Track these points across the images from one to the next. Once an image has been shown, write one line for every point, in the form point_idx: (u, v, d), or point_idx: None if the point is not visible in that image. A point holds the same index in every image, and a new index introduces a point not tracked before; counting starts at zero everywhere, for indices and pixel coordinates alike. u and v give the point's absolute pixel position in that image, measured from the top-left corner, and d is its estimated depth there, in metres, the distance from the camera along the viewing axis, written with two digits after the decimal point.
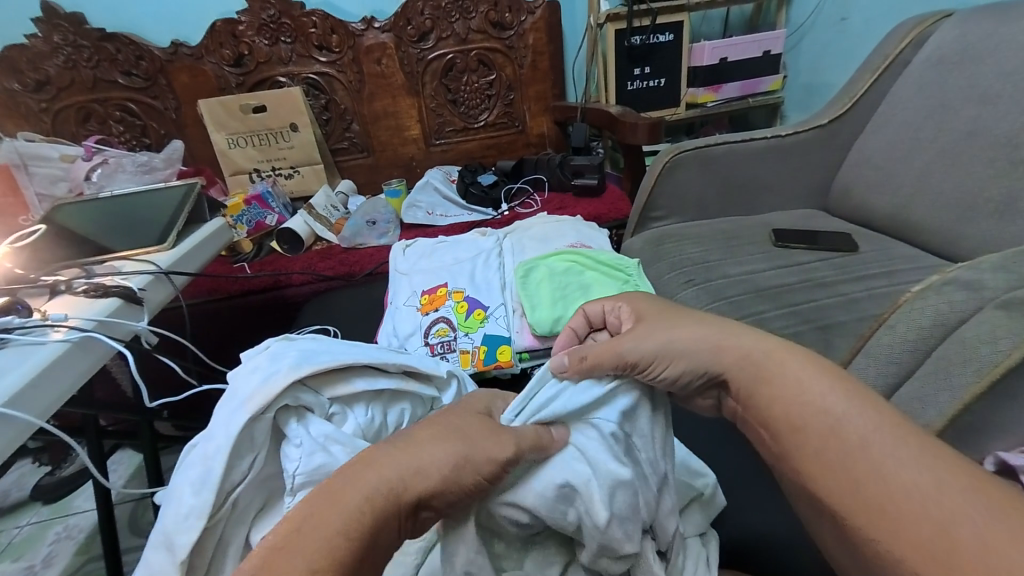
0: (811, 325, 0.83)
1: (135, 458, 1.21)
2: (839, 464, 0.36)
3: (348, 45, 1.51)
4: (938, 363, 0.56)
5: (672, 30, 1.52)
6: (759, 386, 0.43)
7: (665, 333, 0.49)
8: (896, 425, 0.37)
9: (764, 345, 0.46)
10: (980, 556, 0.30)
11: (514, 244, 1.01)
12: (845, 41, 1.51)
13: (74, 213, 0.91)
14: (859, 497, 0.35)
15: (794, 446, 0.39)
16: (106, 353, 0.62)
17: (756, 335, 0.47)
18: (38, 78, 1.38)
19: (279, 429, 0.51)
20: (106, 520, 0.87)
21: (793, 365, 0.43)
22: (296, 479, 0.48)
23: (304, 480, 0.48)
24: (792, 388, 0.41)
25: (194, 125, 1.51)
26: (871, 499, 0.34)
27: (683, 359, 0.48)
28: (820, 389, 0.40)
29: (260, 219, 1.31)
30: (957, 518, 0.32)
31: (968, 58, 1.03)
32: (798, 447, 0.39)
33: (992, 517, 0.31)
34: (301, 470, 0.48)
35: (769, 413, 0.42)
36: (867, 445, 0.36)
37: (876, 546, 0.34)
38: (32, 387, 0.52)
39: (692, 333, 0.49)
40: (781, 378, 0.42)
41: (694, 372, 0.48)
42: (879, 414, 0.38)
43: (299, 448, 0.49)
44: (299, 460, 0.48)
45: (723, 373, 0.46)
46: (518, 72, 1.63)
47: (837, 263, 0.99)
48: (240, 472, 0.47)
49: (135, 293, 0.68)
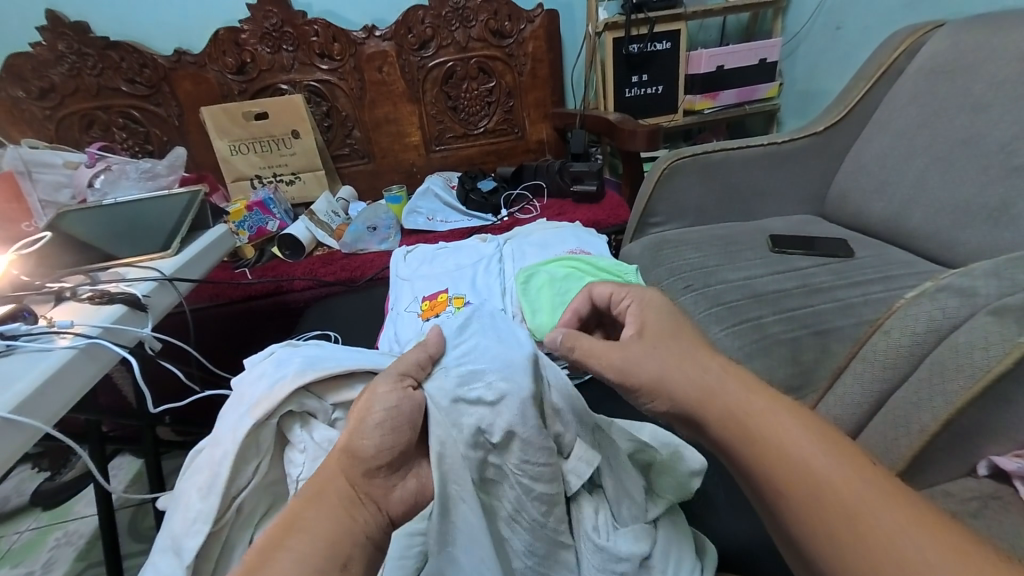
0: (808, 330, 0.83)
1: (136, 463, 1.22)
2: (816, 502, 0.36)
3: (349, 53, 1.52)
4: (932, 369, 0.57)
5: (670, 38, 1.54)
6: (738, 430, 0.41)
7: (656, 361, 0.46)
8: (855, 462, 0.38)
9: (741, 391, 0.43)
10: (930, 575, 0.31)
11: (515, 250, 1.02)
12: (840, 49, 1.53)
13: (79, 220, 0.92)
14: (834, 532, 0.35)
15: (772, 489, 0.38)
16: (112, 360, 0.63)
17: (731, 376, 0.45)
18: (43, 85, 1.40)
19: (283, 434, 0.52)
20: (108, 525, 0.87)
21: (769, 410, 0.41)
22: (302, 483, 0.50)
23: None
24: (770, 432, 0.40)
25: (196, 132, 1.52)
26: (846, 533, 0.34)
27: (667, 396, 0.44)
28: (797, 431, 0.40)
29: (261, 224, 1.32)
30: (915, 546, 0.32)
31: (960, 67, 1.05)
32: (770, 480, 0.38)
33: (942, 554, 0.32)
34: (307, 475, 0.50)
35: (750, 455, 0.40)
36: (839, 484, 0.36)
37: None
38: (39, 394, 0.52)
39: (680, 368, 0.45)
40: (760, 422, 0.40)
41: (675, 411, 0.44)
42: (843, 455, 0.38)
43: (304, 453, 0.51)
44: (304, 465, 0.50)
45: (702, 414, 0.43)
46: (518, 79, 1.65)
47: (834, 269, 1.00)
48: (245, 477, 0.48)
49: (140, 300, 0.69)
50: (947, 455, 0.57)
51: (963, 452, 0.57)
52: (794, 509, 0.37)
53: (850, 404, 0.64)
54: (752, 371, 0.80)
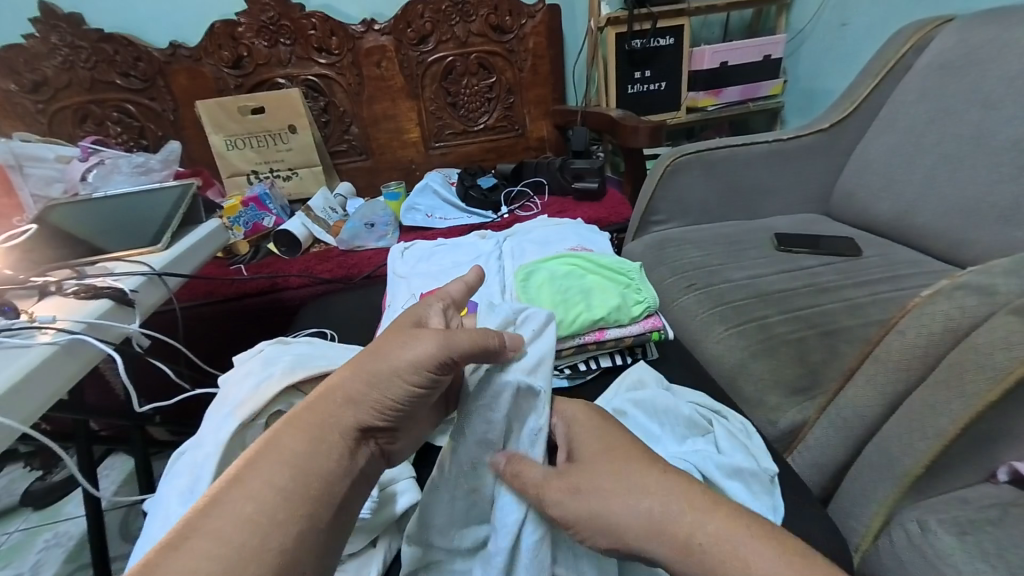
0: (815, 329, 0.81)
1: (128, 464, 1.19)
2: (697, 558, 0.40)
3: (348, 48, 1.50)
4: (950, 370, 0.54)
5: (672, 34, 1.51)
6: (679, 533, 0.42)
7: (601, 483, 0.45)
8: (734, 521, 0.42)
9: (668, 487, 0.44)
10: None
11: (514, 247, 0.99)
12: (844, 46, 1.51)
13: (67, 214, 0.90)
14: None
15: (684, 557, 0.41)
16: (96, 357, 0.60)
17: (658, 474, 0.45)
18: (35, 78, 1.37)
19: None
20: (95, 528, 0.85)
21: (703, 516, 0.42)
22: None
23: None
24: (705, 539, 0.41)
25: (192, 128, 1.50)
26: (726, 569, 0.39)
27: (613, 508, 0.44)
28: (709, 516, 0.42)
29: (257, 221, 1.30)
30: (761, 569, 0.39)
31: (971, 62, 1.03)
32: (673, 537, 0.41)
33: (780, 570, 0.39)
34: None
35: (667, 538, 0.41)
36: (706, 545, 0.41)
37: None
38: (17, 391, 0.50)
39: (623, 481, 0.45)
40: (691, 527, 0.42)
41: None
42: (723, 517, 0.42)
43: None
44: None
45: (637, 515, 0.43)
46: (518, 76, 1.63)
47: (841, 268, 0.98)
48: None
49: (127, 295, 0.67)
50: (964, 460, 0.55)
51: (973, 458, 0.56)
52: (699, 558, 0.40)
53: (863, 408, 0.62)
54: (761, 371, 0.77)
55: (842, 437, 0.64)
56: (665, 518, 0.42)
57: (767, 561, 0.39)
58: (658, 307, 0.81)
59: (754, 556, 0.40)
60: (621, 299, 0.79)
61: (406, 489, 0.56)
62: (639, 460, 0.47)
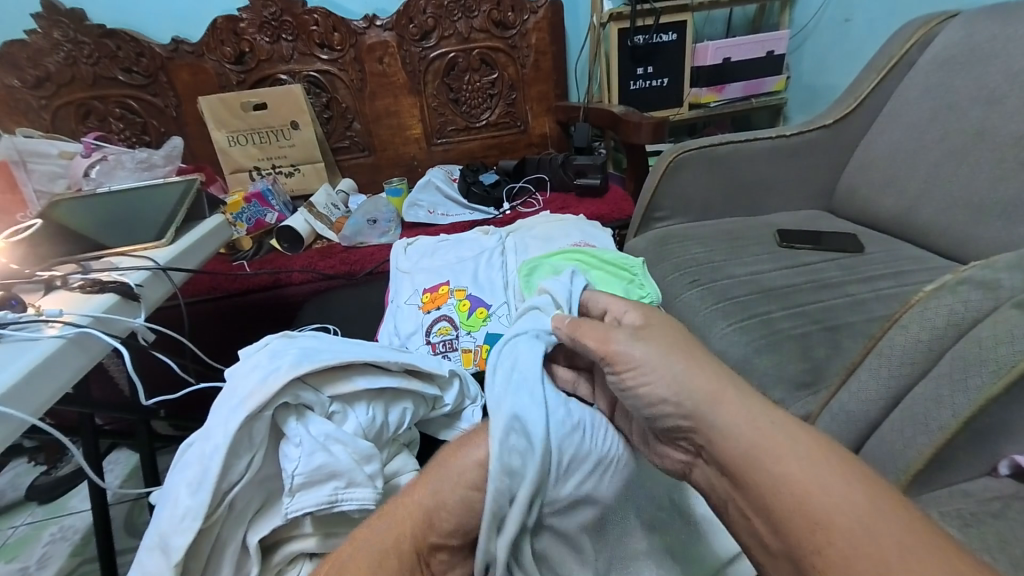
0: (818, 325, 0.81)
1: (132, 458, 1.20)
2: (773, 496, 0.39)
3: (350, 44, 1.50)
4: (952, 365, 0.55)
5: (675, 30, 1.51)
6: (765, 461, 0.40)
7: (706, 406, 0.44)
8: (824, 459, 0.40)
9: (755, 421, 0.42)
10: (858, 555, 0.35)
11: (517, 242, 1.00)
12: (848, 42, 1.50)
13: (71, 209, 0.90)
14: (804, 515, 0.37)
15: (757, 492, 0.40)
16: (103, 351, 0.61)
17: (746, 406, 0.43)
18: (38, 74, 1.37)
19: (278, 427, 0.50)
20: (101, 521, 0.85)
21: (793, 456, 0.40)
22: (295, 480, 0.47)
23: (306, 478, 0.47)
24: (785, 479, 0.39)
25: (194, 123, 1.50)
26: (809, 515, 0.37)
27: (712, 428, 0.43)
28: (806, 463, 0.39)
29: (259, 217, 1.30)
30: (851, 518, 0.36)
31: (976, 57, 1.02)
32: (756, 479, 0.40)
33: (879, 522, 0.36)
34: (300, 471, 0.47)
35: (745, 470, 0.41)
36: (787, 482, 0.39)
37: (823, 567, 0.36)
38: (26, 384, 0.50)
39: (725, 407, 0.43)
40: (769, 456, 0.40)
41: None
42: (818, 461, 0.40)
43: (298, 447, 0.49)
44: (299, 460, 0.48)
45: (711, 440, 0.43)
46: (521, 72, 1.63)
47: (844, 264, 0.98)
48: (238, 472, 0.46)
49: (132, 289, 0.67)
50: (966, 454, 0.56)
51: (980, 451, 0.56)
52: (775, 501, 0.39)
53: (865, 403, 0.62)
54: (763, 367, 0.77)
55: (843, 432, 0.64)
56: (752, 447, 0.41)
57: (873, 516, 0.36)
58: (660, 303, 0.82)
59: (845, 496, 0.37)
60: (624, 294, 0.80)
61: (410, 480, 0.57)
62: (732, 390, 0.45)
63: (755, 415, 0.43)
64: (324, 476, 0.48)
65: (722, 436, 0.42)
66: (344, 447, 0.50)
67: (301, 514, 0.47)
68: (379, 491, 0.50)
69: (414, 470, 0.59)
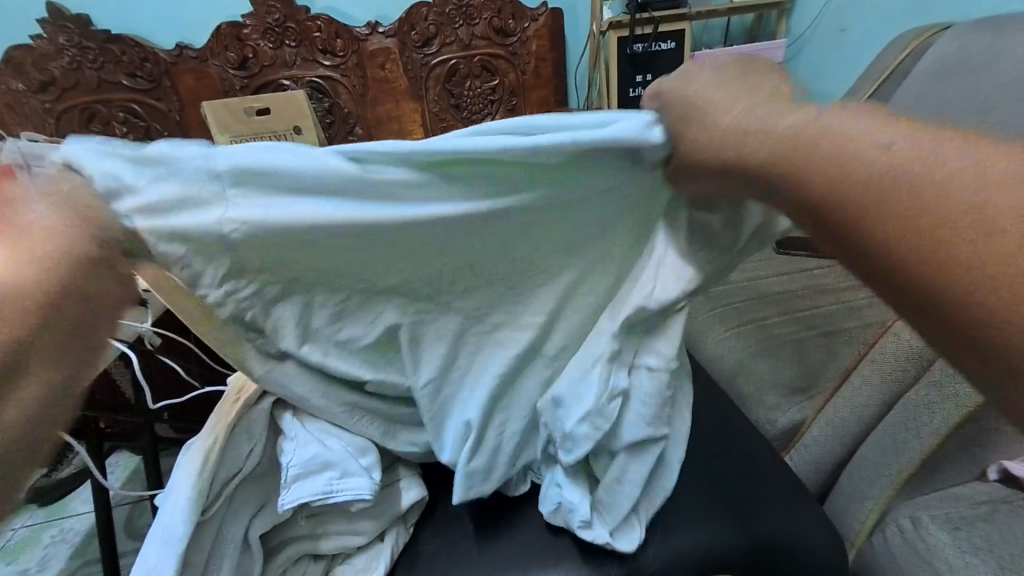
0: (813, 331, 0.82)
1: (133, 460, 1.20)
2: (878, 198, 0.29)
3: (352, 50, 1.52)
4: (942, 373, 0.56)
5: (673, 38, 1.53)
6: (880, 176, 0.30)
7: (727, 117, 0.38)
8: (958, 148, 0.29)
9: (877, 144, 0.31)
10: (984, 242, 0.26)
11: None
12: (843, 52, 1.52)
13: None
14: (898, 215, 0.29)
15: (846, 224, 0.31)
16: (111, 356, 0.62)
17: (857, 125, 0.33)
18: (43, 78, 1.38)
19: (275, 421, 0.54)
20: (104, 522, 0.86)
21: (925, 171, 0.29)
22: (291, 471, 0.48)
23: (302, 468, 0.49)
24: (905, 189, 0.29)
25: (197, 127, 1.51)
26: (933, 213, 0.28)
27: (740, 141, 0.37)
28: (943, 173, 0.28)
29: None
30: (978, 206, 0.27)
31: (967, 69, 1.04)
32: (895, 213, 0.29)
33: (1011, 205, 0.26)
34: (296, 462, 0.49)
35: (847, 173, 0.31)
36: (924, 169, 0.29)
37: (939, 264, 0.27)
38: None
39: (847, 127, 0.32)
40: (899, 174, 0.29)
41: None
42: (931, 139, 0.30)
43: (293, 441, 0.50)
44: (294, 452, 0.49)
45: (794, 139, 0.34)
46: (521, 78, 1.65)
47: (839, 271, 1.00)
48: (241, 462, 0.49)
49: (139, 295, 0.68)
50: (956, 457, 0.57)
51: (969, 457, 0.57)
52: (899, 205, 0.29)
53: (858, 409, 0.63)
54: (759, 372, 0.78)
55: (839, 437, 0.65)
56: (893, 161, 0.30)
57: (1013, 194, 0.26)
58: None
59: (988, 200, 0.27)
60: None
61: (410, 483, 0.57)
62: (835, 116, 0.34)
63: (850, 125, 0.33)
64: (320, 464, 0.49)
65: (847, 160, 0.31)
66: (339, 439, 0.52)
67: (297, 504, 0.48)
68: (376, 483, 0.50)
69: (415, 473, 0.59)
